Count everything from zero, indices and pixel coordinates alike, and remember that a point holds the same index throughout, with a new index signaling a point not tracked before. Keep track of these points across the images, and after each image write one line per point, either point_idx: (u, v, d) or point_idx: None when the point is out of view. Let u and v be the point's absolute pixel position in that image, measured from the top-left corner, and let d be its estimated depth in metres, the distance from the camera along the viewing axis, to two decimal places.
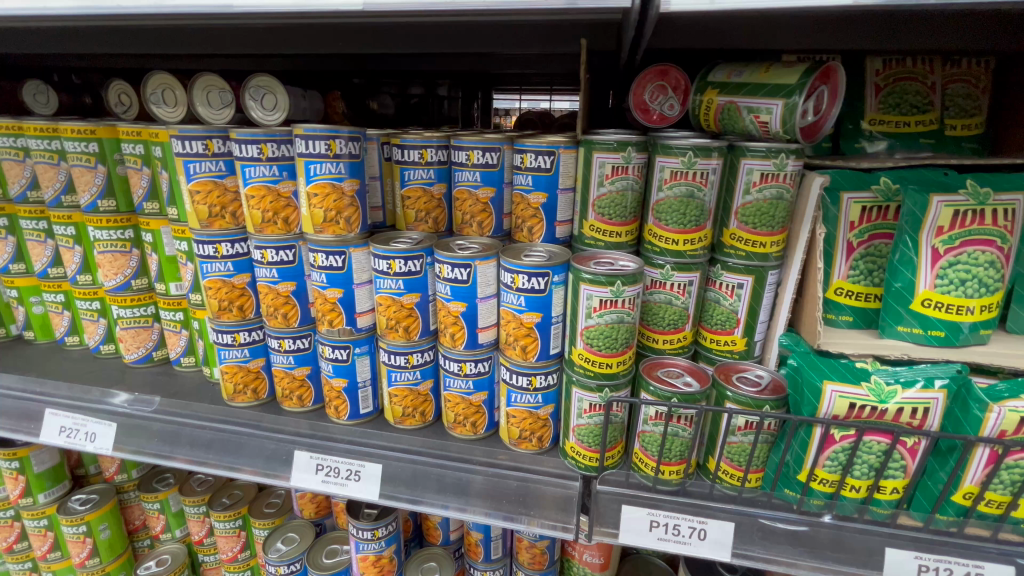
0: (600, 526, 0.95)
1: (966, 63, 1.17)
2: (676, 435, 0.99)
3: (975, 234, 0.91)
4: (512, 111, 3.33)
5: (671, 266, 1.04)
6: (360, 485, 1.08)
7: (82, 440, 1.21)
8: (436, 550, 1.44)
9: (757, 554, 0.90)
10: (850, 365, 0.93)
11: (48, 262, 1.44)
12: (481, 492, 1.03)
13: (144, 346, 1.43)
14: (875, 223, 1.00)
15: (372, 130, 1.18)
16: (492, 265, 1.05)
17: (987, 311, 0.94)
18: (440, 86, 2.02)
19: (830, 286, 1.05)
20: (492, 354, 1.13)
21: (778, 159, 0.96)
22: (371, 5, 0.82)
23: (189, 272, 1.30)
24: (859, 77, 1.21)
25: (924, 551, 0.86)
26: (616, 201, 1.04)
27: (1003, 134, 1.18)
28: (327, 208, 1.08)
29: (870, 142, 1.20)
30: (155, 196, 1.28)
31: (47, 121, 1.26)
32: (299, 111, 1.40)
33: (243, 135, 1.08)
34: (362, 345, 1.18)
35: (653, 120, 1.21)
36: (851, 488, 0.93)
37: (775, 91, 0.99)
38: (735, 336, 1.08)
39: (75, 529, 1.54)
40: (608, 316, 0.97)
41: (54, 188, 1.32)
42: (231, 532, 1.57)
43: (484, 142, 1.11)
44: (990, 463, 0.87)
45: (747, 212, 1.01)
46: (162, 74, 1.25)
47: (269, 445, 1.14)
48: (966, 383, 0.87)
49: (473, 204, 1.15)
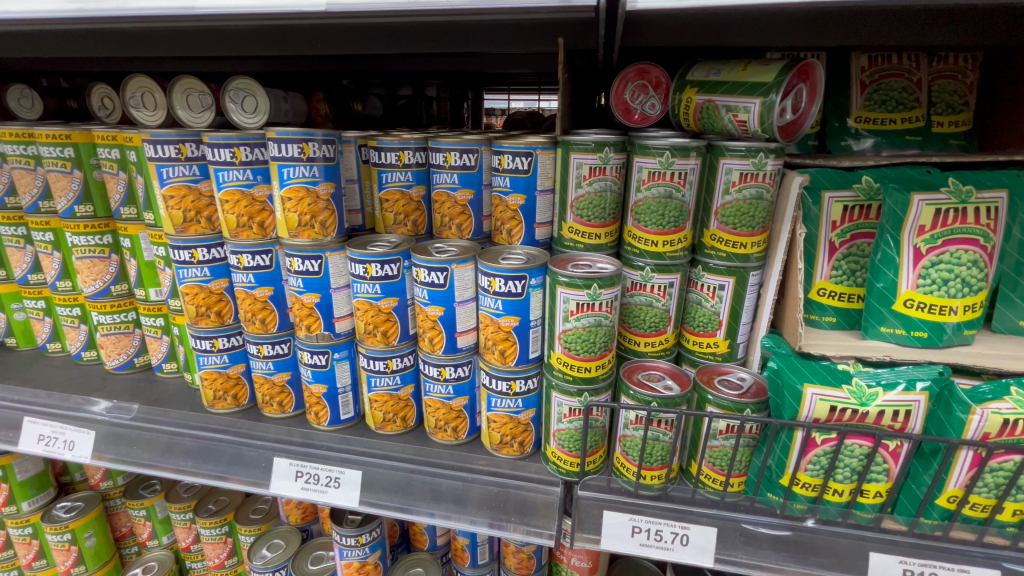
0: (581, 532, 0.92)
1: (953, 58, 1.15)
2: (657, 439, 0.98)
3: (957, 233, 0.90)
4: (504, 112, 3.31)
5: (651, 268, 1.02)
6: (339, 492, 1.05)
7: (60, 448, 1.19)
8: (423, 555, 1.43)
9: (739, 559, 0.88)
10: (831, 368, 0.91)
11: (28, 269, 1.42)
12: (460, 498, 1.01)
13: (125, 352, 1.41)
14: (857, 222, 0.99)
15: (349, 132, 1.17)
16: (469, 268, 1.03)
17: (971, 311, 0.93)
18: (428, 88, 2.01)
19: (811, 287, 1.04)
20: (472, 359, 1.11)
21: (757, 158, 0.95)
22: (334, 5, 0.82)
23: (168, 277, 1.29)
24: (844, 75, 1.19)
25: (910, 556, 0.84)
26: (595, 202, 1.03)
27: (990, 131, 1.17)
28: (302, 212, 1.07)
29: (856, 139, 1.19)
30: (132, 201, 1.26)
31: (22, 126, 1.24)
32: (281, 114, 1.37)
33: (215, 139, 1.06)
34: (341, 351, 1.17)
35: (635, 119, 1.19)
36: (833, 492, 0.92)
37: (752, 90, 0.98)
38: (717, 338, 1.06)
39: (59, 536, 1.53)
40: (586, 319, 0.95)
41: (32, 193, 1.30)
42: (217, 538, 1.54)
43: (462, 143, 1.10)
44: (974, 466, 0.85)
45: (727, 212, 1.00)
46: (141, 76, 1.22)
47: (247, 452, 1.13)
48: (949, 385, 0.86)
49: (451, 206, 1.14)
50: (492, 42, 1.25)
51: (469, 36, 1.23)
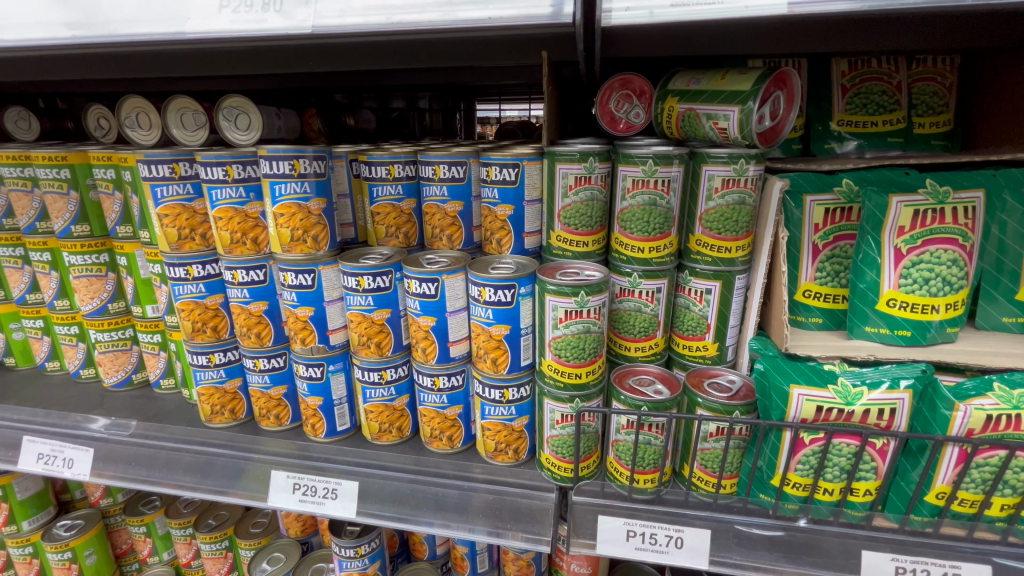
0: (576, 537, 0.93)
1: (931, 61, 1.17)
2: (648, 443, 0.99)
3: (936, 233, 0.92)
4: (498, 121, 3.31)
5: (638, 274, 1.04)
6: (337, 503, 1.06)
7: (60, 466, 1.20)
8: (423, 564, 1.43)
9: (733, 561, 0.89)
10: (817, 368, 0.93)
11: (26, 289, 1.43)
12: (455, 506, 1.02)
13: (123, 369, 1.42)
14: (839, 223, 1.01)
15: (340, 148, 1.19)
16: (460, 278, 1.05)
17: (953, 309, 0.95)
18: (421, 100, 2.00)
19: (797, 288, 1.06)
20: (465, 368, 1.13)
21: (738, 165, 0.97)
22: (319, 27, 0.84)
23: (164, 294, 1.31)
24: (825, 80, 1.22)
25: (901, 553, 0.85)
26: (581, 211, 1.05)
27: (971, 131, 1.19)
28: (294, 227, 1.09)
29: (839, 142, 1.21)
30: (127, 220, 1.28)
31: (18, 148, 1.26)
32: (274, 130, 1.32)
33: (208, 158, 1.09)
34: (336, 362, 1.19)
35: (620, 128, 1.22)
36: (824, 492, 0.92)
37: (731, 98, 1.01)
38: (707, 341, 1.08)
39: (60, 555, 1.53)
40: (575, 326, 0.97)
41: (29, 215, 1.32)
42: (218, 553, 1.54)
43: (451, 157, 1.12)
44: (960, 462, 0.87)
45: (711, 218, 1.02)
46: (136, 97, 1.23)
47: (245, 466, 1.13)
48: (932, 383, 0.87)
49: (442, 218, 1.17)
50: (479, 54, 1.26)
51: (457, 52, 1.25)
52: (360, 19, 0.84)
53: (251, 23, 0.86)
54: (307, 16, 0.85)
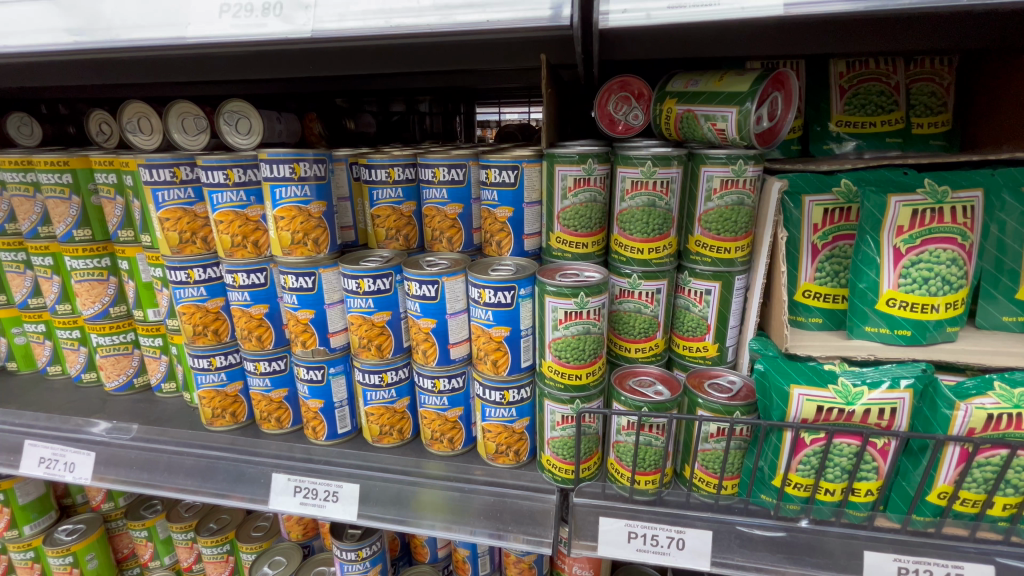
0: (578, 539, 0.93)
1: (928, 62, 1.18)
2: (649, 444, 0.99)
3: (935, 233, 0.92)
4: (498, 124, 3.31)
5: (638, 275, 1.04)
6: (337, 506, 1.06)
7: (61, 470, 1.20)
8: (424, 568, 1.43)
9: (734, 562, 0.88)
10: (817, 368, 0.93)
11: (28, 293, 1.44)
12: (455, 509, 1.02)
13: (124, 373, 1.43)
14: (838, 224, 1.01)
15: (340, 151, 1.20)
16: (459, 281, 1.06)
17: (953, 308, 0.95)
18: (421, 103, 2.01)
19: (797, 288, 1.06)
20: (465, 369, 1.13)
21: (737, 165, 0.97)
22: (318, 32, 0.85)
23: (166, 297, 1.32)
24: (823, 81, 1.22)
25: (903, 554, 0.85)
26: (580, 212, 1.05)
27: (969, 131, 1.19)
28: (294, 231, 1.09)
29: (838, 143, 1.21)
30: (129, 224, 1.29)
31: (21, 154, 1.27)
32: (275, 135, 1.32)
33: (209, 162, 1.09)
34: (337, 365, 1.19)
35: (619, 130, 1.23)
36: (826, 492, 0.92)
37: (728, 99, 1.01)
38: (707, 342, 1.08)
39: (61, 559, 1.53)
40: (574, 327, 0.97)
41: (31, 219, 1.33)
42: (219, 557, 1.54)
43: (450, 159, 1.13)
44: (961, 461, 0.87)
45: (709, 219, 1.02)
46: (138, 102, 1.24)
47: (247, 468, 1.13)
48: (932, 382, 0.87)
49: (441, 220, 1.17)
50: (478, 57, 1.27)
51: (456, 55, 1.26)
52: (359, 23, 0.84)
53: (250, 27, 0.87)
54: (307, 21, 0.86)
